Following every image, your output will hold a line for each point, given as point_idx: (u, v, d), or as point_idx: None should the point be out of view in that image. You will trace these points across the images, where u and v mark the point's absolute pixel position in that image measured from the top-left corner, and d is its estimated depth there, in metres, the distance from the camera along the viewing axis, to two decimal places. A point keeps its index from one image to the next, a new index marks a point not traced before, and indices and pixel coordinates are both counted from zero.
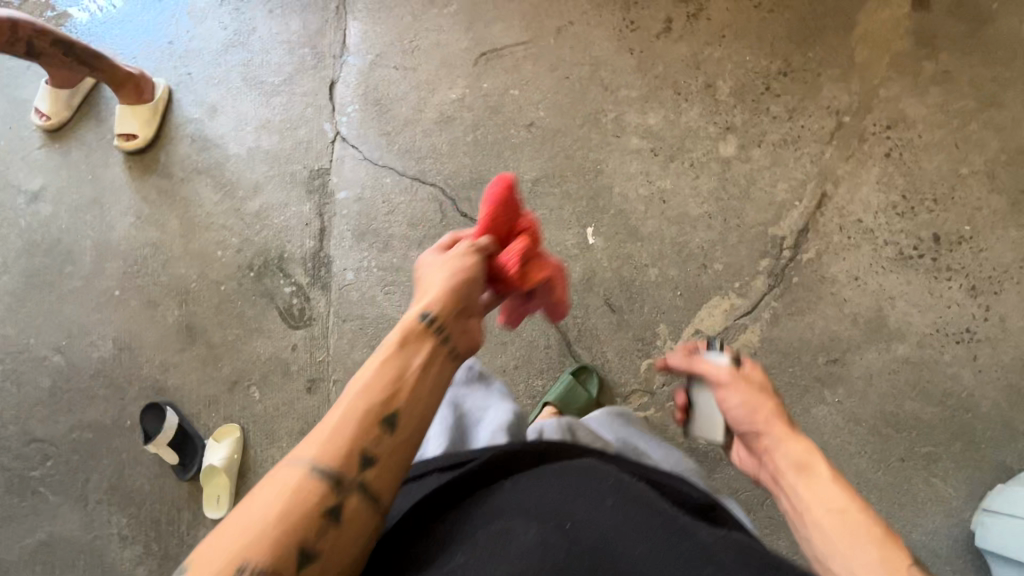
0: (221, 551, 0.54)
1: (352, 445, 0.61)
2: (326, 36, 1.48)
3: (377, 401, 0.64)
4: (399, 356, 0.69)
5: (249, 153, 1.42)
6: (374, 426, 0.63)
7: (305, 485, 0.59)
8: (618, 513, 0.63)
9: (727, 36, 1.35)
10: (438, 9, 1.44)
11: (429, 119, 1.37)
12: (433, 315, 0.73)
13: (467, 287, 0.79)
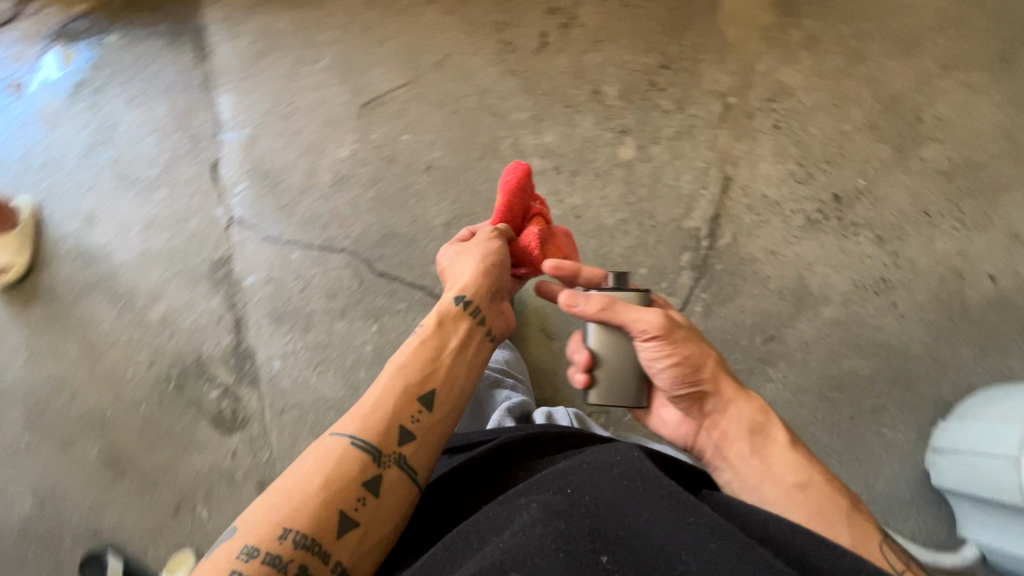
0: (275, 517, 0.70)
1: (389, 421, 0.78)
2: (198, 116, 1.39)
3: (413, 381, 0.83)
4: (441, 335, 0.90)
5: (141, 256, 1.32)
6: (411, 407, 0.80)
7: (349, 459, 0.74)
8: (623, 482, 0.67)
9: (603, 40, 1.35)
10: (308, 66, 1.37)
11: (324, 182, 1.30)
12: (467, 301, 0.94)
13: (496, 273, 1.00)
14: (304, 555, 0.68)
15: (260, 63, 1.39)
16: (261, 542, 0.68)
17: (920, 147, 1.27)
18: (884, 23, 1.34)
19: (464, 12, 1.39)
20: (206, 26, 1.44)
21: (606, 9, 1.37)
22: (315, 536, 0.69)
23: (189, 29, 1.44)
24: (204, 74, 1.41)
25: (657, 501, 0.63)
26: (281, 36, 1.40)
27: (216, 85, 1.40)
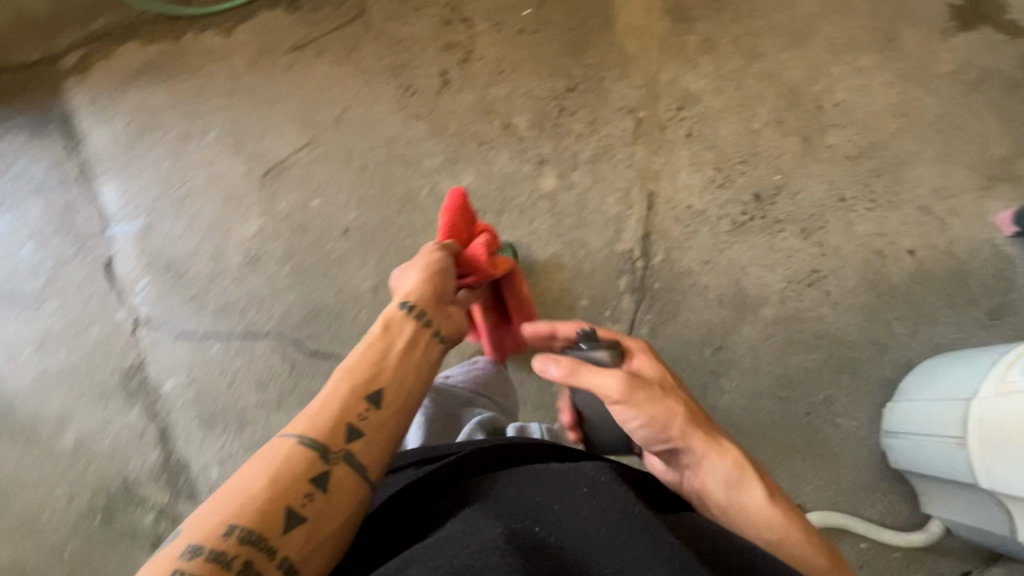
0: (213, 515, 0.61)
1: (337, 420, 0.70)
2: (80, 212, 1.26)
3: (361, 381, 0.75)
4: (386, 338, 0.82)
5: (38, 379, 1.18)
6: (359, 403, 0.72)
7: (294, 456, 0.66)
8: (594, 509, 0.58)
9: (504, 70, 1.32)
10: (196, 140, 1.27)
11: (234, 264, 1.20)
12: (415, 302, 0.86)
13: (443, 280, 0.92)
14: (243, 555, 0.59)
15: (142, 144, 1.27)
16: (199, 539, 0.60)
17: (825, 135, 1.30)
18: (772, 18, 1.37)
19: (355, 59, 1.31)
20: (72, 110, 1.30)
21: (503, 38, 1.34)
22: (256, 534, 0.60)
23: (53, 117, 1.30)
24: (81, 166, 1.27)
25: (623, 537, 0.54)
26: (160, 111, 1.28)
27: (95, 176, 1.27)
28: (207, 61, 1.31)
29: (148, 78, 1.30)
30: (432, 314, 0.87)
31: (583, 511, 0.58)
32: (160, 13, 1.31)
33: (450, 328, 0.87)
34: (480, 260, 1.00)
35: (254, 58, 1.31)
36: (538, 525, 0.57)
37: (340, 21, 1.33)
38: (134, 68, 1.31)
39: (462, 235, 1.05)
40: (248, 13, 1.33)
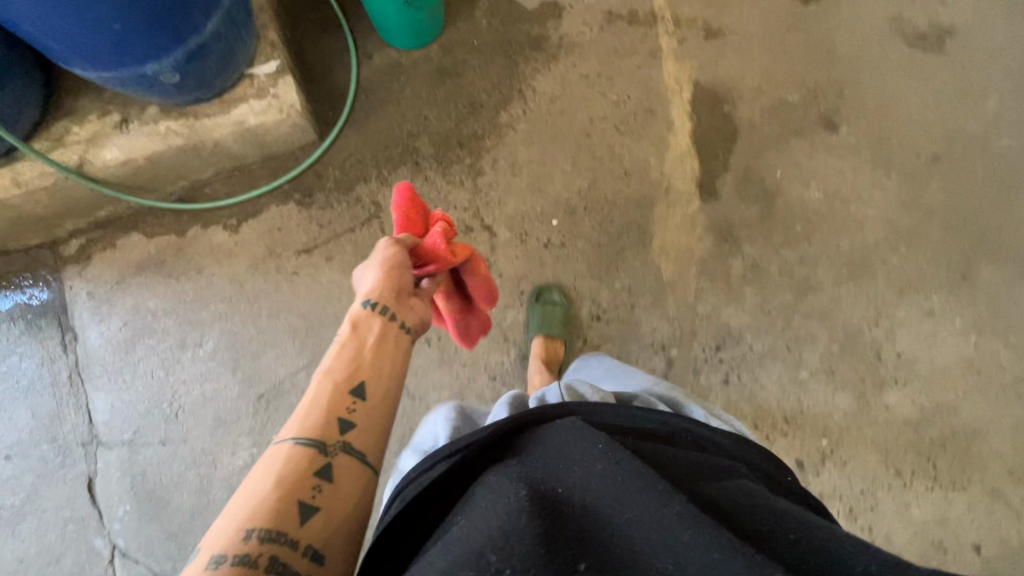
0: (223, 529, 0.51)
1: (328, 413, 0.60)
2: (67, 419, 1.19)
3: (345, 373, 0.64)
4: (353, 336, 0.68)
5: None
6: (347, 394, 0.62)
7: (293, 458, 0.56)
8: (610, 474, 0.51)
9: (524, 288, 1.20)
10: (192, 352, 1.18)
11: (220, 501, 1.12)
12: (376, 298, 0.72)
13: (402, 271, 0.77)
14: (268, 557, 0.50)
15: (135, 350, 1.20)
16: (214, 555, 0.49)
17: (883, 393, 1.14)
18: (831, 243, 1.22)
19: None
20: (69, 302, 1.23)
21: (525, 250, 1.23)
22: (274, 534, 0.51)
23: (49, 307, 1.23)
24: (73, 367, 1.21)
25: (642, 495, 0.49)
26: (157, 316, 1.21)
27: (86, 381, 1.20)
28: (209, 260, 1.22)
29: (146, 276, 1.22)
30: (397, 308, 0.73)
31: (600, 468, 0.52)
32: (166, 205, 1.23)
33: (417, 324, 0.74)
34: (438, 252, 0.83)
35: (258, 260, 1.22)
36: (562, 487, 0.52)
37: (353, 221, 1.24)
38: (134, 263, 1.23)
39: (417, 222, 0.88)
40: (256, 207, 1.25)
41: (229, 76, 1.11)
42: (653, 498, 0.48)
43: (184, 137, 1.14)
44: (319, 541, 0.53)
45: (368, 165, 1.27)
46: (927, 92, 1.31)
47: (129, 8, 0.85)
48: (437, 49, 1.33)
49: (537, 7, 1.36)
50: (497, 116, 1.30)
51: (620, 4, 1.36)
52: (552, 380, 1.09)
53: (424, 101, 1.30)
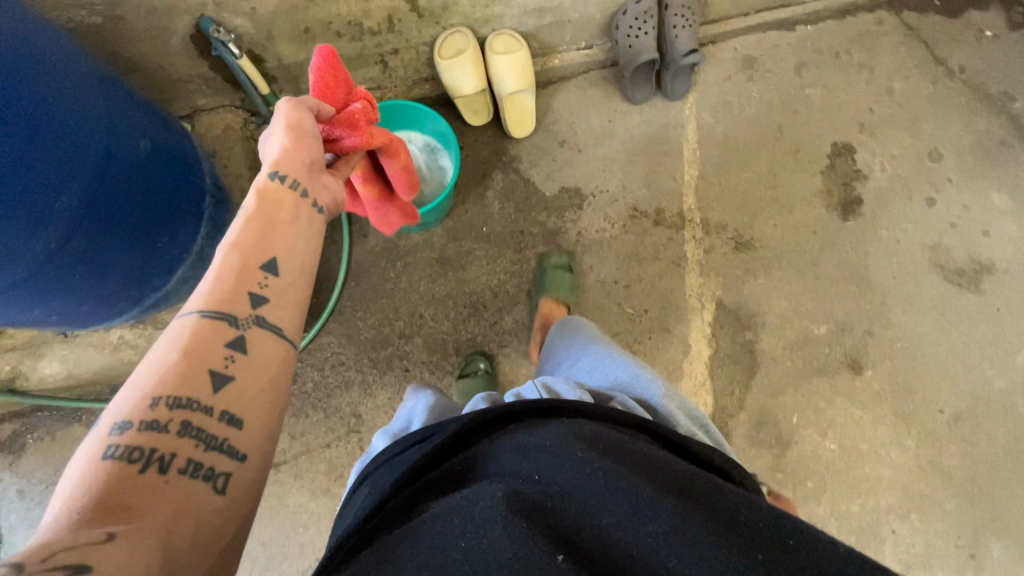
0: (129, 394, 0.44)
1: (237, 286, 0.51)
2: None
3: (255, 245, 0.54)
4: (260, 212, 0.56)
5: None
6: (256, 267, 0.53)
7: (200, 329, 0.48)
8: (593, 467, 0.45)
9: None
10: None
11: None
12: (285, 173, 0.59)
13: (314, 145, 0.63)
14: (180, 424, 0.44)
15: None
16: (117, 423, 0.42)
17: None
18: (842, 507, 1.14)
19: (337, 497, 1.09)
20: None
21: None
22: (184, 401, 0.45)
23: None
24: None
25: (628, 500, 0.43)
26: None
27: None
28: None
29: None
30: (310, 187, 0.61)
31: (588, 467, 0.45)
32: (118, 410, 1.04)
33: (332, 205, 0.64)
34: (356, 134, 0.69)
35: None
36: (540, 474, 0.46)
37: (328, 435, 1.11)
38: None
39: (337, 95, 0.71)
40: None
41: (180, 298, 0.94)
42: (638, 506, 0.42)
43: (138, 350, 0.99)
44: (236, 408, 0.47)
45: (350, 367, 1.14)
46: (957, 337, 1.23)
47: (69, 307, 0.75)
48: (441, 233, 1.19)
49: (555, 192, 1.23)
50: (501, 321, 1.17)
51: (646, 200, 1.24)
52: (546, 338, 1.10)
53: (421, 296, 1.17)
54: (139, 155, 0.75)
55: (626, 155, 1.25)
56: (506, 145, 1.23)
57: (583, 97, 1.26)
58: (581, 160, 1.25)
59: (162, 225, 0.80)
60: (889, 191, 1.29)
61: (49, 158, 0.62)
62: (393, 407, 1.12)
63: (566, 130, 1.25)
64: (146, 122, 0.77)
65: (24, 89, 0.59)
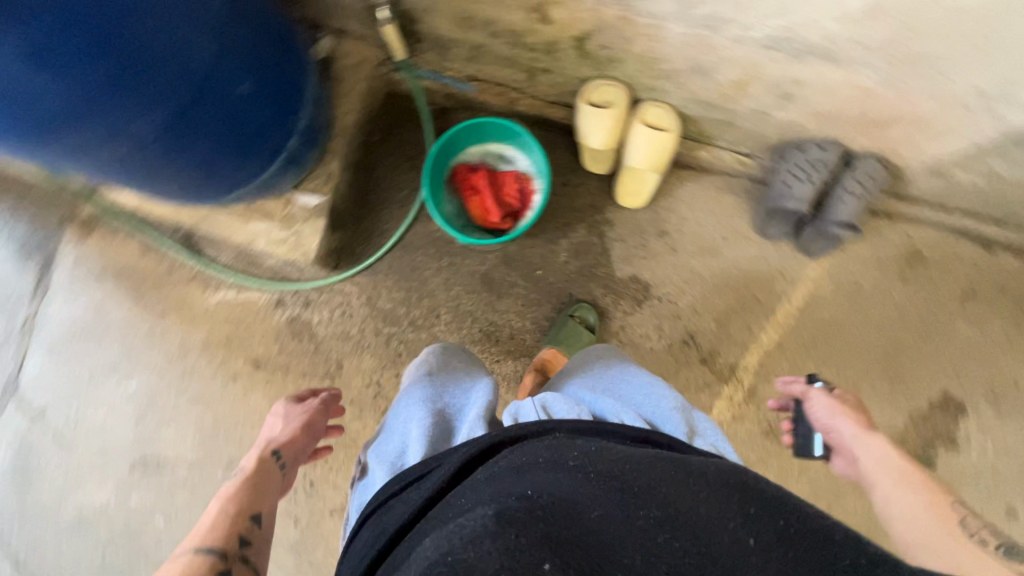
0: None
1: (230, 528, 0.62)
2: (4, 356, 1.25)
3: (246, 498, 0.67)
4: (255, 474, 0.71)
5: None
6: (243, 518, 0.64)
7: (196, 563, 0.56)
8: (584, 479, 0.47)
9: None
10: (116, 380, 1.23)
11: (64, 519, 1.21)
12: (280, 450, 0.77)
13: (309, 430, 0.82)
14: None
15: (82, 341, 1.24)
16: None
17: None
18: None
19: None
20: (57, 259, 1.26)
21: None
22: None
23: (39, 250, 1.26)
24: (30, 317, 1.25)
25: (615, 498, 0.45)
26: (110, 328, 1.24)
27: (33, 335, 1.25)
28: (176, 313, 1.22)
29: (120, 287, 1.24)
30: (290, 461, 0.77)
31: (572, 482, 0.46)
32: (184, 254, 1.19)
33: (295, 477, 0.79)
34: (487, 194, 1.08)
35: (213, 341, 1.21)
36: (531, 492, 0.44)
37: (307, 367, 1.19)
38: (122, 268, 1.24)
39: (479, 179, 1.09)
40: (241, 292, 1.21)
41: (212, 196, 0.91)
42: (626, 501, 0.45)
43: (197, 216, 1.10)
44: None
45: (355, 322, 1.18)
46: None
47: (129, 185, 0.80)
48: (497, 253, 1.17)
49: (623, 277, 1.15)
50: (502, 363, 1.16)
51: (706, 334, 1.13)
52: (536, 386, 1.05)
53: (448, 297, 1.17)
54: (237, 97, 0.74)
55: (716, 281, 1.14)
56: (606, 205, 1.16)
57: (710, 200, 1.14)
58: (669, 260, 1.14)
59: (235, 153, 0.81)
60: (973, 478, 1.09)
61: (143, 89, 0.62)
62: (370, 377, 1.17)
63: (673, 223, 1.14)
64: (260, 63, 0.76)
65: (141, 28, 0.58)
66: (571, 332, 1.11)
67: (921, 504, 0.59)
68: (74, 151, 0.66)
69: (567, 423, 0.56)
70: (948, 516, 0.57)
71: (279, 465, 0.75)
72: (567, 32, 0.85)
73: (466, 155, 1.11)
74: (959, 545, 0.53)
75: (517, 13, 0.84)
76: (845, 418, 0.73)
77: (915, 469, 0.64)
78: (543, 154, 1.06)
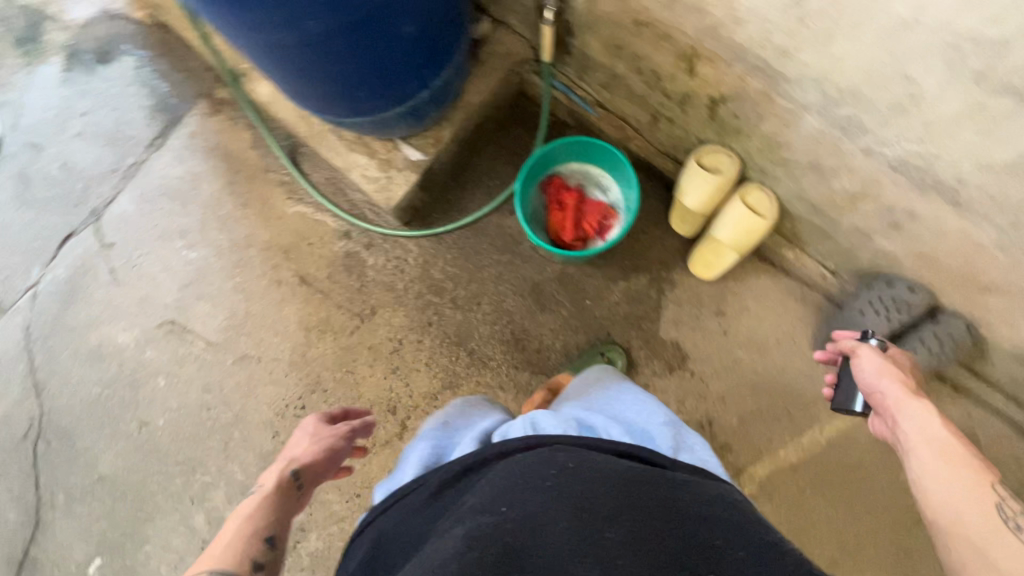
0: None
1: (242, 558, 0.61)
2: (104, 187, 1.37)
3: (260, 525, 0.66)
4: (271, 500, 0.69)
5: None
6: (255, 546, 0.63)
7: None
8: (554, 503, 0.46)
9: (359, 494, 1.14)
10: (181, 245, 1.32)
11: (87, 344, 1.29)
12: (301, 472, 0.74)
13: (334, 453, 0.78)
14: None
15: (169, 201, 1.35)
16: None
17: None
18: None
19: (308, 340, 1.24)
20: (182, 124, 1.38)
21: None
22: None
23: (172, 112, 1.39)
24: (138, 163, 1.38)
25: (581, 522, 0.45)
26: (197, 199, 1.34)
27: (133, 180, 1.37)
28: (256, 208, 1.31)
29: (222, 167, 1.34)
30: (309, 485, 0.74)
31: (541, 504, 0.46)
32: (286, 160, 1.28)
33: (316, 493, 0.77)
34: (569, 213, 1.10)
35: (276, 245, 1.29)
36: (500, 516, 0.45)
37: (345, 301, 1.24)
38: (230, 152, 1.35)
39: (566, 198, 1.12)
40: (318, 212, 1.28)
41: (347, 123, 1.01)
42: (593, 526, 0.44)
43: (311, 130, 1.18)
44: None
45: (404, 279, 1.23)
46: None
47: (276, 77, 0.87)
48: (556, 269, 1.19)
49: (665, 338, 1.14)
50: (519, 372, 1.17)
51: (724, 426, 1.10)
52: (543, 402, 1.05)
53: (495, 290, 1.20)
54: (399, 34, 0.81)
55: (753, 379, 1.11)
56: (675, 266, 1.16)
57: (777, 301, 1.12)
58: (715, 341, 1.13)
59: (374, 83, 0.88)
60: None
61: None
62: (396, 333, 1.21)
63: (733, 307, 1.13)
64: (429, 14, 0.82)
65: None
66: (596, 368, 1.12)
67: (965, 488, 0.50)
68: (253, 28, 0.73)
69: (555, 439, 0.55)
70: (989, 509, 0.48)
71: (298, 489, 0.73)
72: (707, 90, 0.87)
73: (555, 174, 1.14)
74: (998, 547, 0.45)
75: (667, 57, 0.87)
76: (892, 382, 0.62)
77: (962, 442, 0.54)
78: (631, 171, 1.07)
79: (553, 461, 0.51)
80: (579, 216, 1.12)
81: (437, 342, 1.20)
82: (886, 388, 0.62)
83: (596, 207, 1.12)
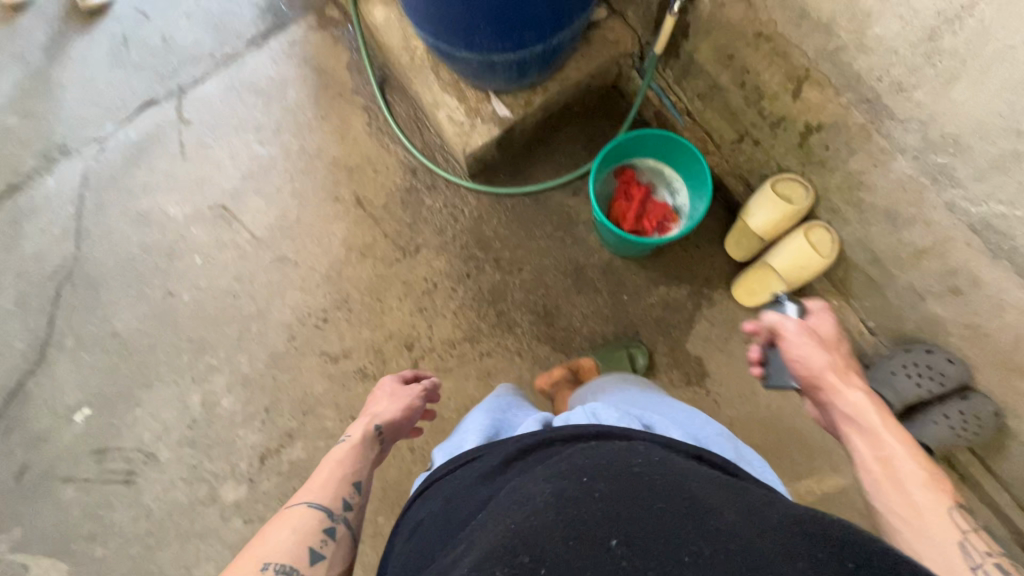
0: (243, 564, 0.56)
1: (334, 496, 0.65)
2: (196, 68, 1.41)
3: (350, 468, 0.69)
4: (358, 445, 0.71)
5: (48, 86, 1.39)
6: (346, 487, 0.66)
7: (303, 521, 0.61)
8: (645, 487, 0.47)
9: None
10: (253, 139, 1.36)
11: (137, 205, 1.32)
12: (384, 425, 0.75)
13: (413, 413, 0.79)
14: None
15: (254, 96, 1.39)
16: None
17: None
18: None
19: (347, 258, 1.26)
20: (286, 30, 1.42)
21: None
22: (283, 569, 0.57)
23: (280, 16, 1.43)
24: (234, 54, 1.42)
25: (678, 509, 0.45)
26: (280, 101, 1.38)
27: (226, 68, 1.41)
28: (333, 124, 1.35)
29: (312, 78, 1.38)
30: (389, 438, 0.76)
31: (629, 483, 0.47)
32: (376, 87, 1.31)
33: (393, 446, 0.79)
34: (636, 203, 1.13)
35: (342, 163, 1.32)
36: (588, 486, 0.47)
37: (393, 233, 1.26)
38: (323, 67, 1.39)
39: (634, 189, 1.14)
40: (390, 143, 1.31)
41: (461, 63, 1.04)
42: (689, 513, 0.45)
43: (411, 63, 1.21)
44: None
45: (455, 228, 1.25)
46: None
47: None
48: (603, 259, 1.21)
49: (690, 352, 1.15)
50: (540, 344, 1.18)
51: None
52: (561, 376, 1.06)
53: (540, 262, 1.22)
54: None
55: (764, 412, 1.12)
56: (718, 286, 1.17)
57: None
58: (737, 366, 1.14)
59: (498, 24, 0.91)
60: None
61: None
62: (434, 275, 1.23)
63: None
64: None
65: None
66: (617, 361, 1.13)
67: (901, 482, 0.60)
68: None
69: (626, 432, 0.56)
70: (930, 503, 0.57)
71: (382, 441, 0.74)
72: (807, 116, 0.90)
73: (630, 165, 1.17)
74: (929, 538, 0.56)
75: (778, 76, 0.90)
76: (829, 370, 0.71)
77: (890, 426, 0.64)
78: (705, 164, 1.07)
79: (633, 452, 0.52)
80: (644, 209, 1.14)
81: (471, 295, 1.21)
82: (825, 378, 0.71)
83: (661, 204, 1.14)
